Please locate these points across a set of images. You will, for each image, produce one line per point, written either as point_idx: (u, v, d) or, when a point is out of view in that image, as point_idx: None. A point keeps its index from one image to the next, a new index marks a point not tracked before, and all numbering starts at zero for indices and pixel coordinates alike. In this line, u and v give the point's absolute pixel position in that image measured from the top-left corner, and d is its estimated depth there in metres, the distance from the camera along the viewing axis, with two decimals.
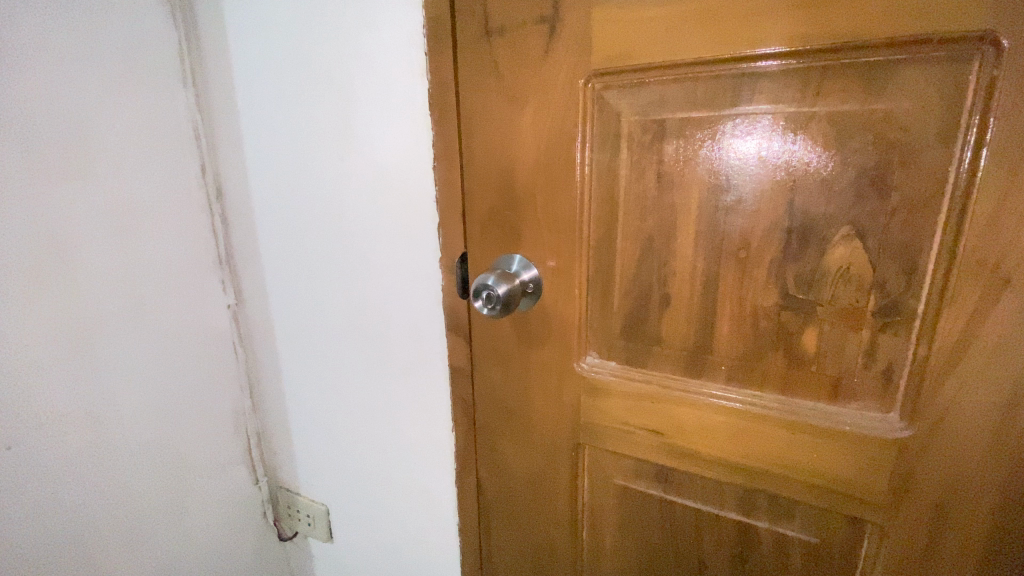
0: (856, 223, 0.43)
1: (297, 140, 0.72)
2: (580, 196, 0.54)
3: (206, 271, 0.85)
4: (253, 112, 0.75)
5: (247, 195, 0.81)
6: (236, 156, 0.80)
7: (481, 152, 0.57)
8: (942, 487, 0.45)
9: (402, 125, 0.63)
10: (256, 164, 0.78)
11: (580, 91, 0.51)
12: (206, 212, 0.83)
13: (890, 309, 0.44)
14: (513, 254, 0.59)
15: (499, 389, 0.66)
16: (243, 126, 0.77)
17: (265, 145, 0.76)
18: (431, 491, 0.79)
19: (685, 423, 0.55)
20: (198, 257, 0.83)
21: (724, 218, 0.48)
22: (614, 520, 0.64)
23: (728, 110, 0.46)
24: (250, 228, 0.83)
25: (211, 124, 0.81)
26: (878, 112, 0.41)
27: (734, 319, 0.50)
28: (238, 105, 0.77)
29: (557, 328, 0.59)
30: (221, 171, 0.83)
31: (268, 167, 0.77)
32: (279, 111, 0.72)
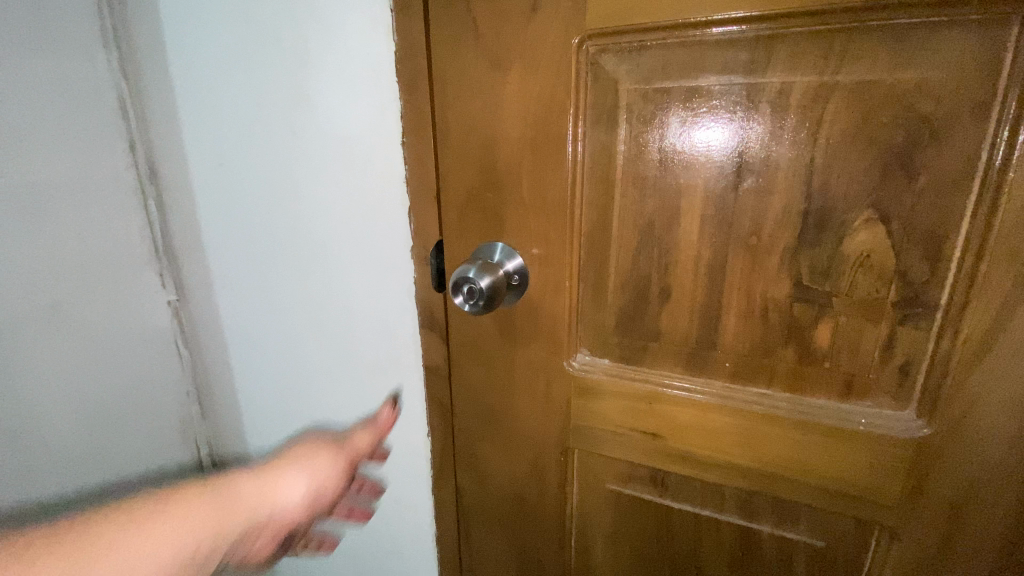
0: (879, 206, 0.39)
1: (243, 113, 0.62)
2: (572, 177, 0.48)
3: (140, 262, 0.73)
4: (190, 79, 0.65)
5: (187, 177, 0.71)
6: (172, 131, 0.69)
7: (457, 127, 0.50)
8: (960, 488, 0.42)
9: (366, 95, 0.54)
10: (195, 140, 0.68)
11: (573, 54, 0.44)
12: (137, 196, 0.71)
13: (912, 301, 0.40)
14: (495, 240, 0.53)
15: (480, 390, 0.60)
16: (180, 98, 0.67)
17: (206, 118, 0.66)
18: (406, 500, 0.72)
19: (684, 423, 0.51)
20: (130, 247, 0.72)
21: (735, 202, 0.43)
22: (606, 527, 0.60)
23: (740, 80, 0.41)
24: (191, 215, 0.73)
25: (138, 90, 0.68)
26: (908, 82, 0.36)
27: (742, 312, 0.46)
28: (173, 71, 0.66)
29: (545, 323, 0.53)
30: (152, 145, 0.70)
31: (212, 144, 0.67)
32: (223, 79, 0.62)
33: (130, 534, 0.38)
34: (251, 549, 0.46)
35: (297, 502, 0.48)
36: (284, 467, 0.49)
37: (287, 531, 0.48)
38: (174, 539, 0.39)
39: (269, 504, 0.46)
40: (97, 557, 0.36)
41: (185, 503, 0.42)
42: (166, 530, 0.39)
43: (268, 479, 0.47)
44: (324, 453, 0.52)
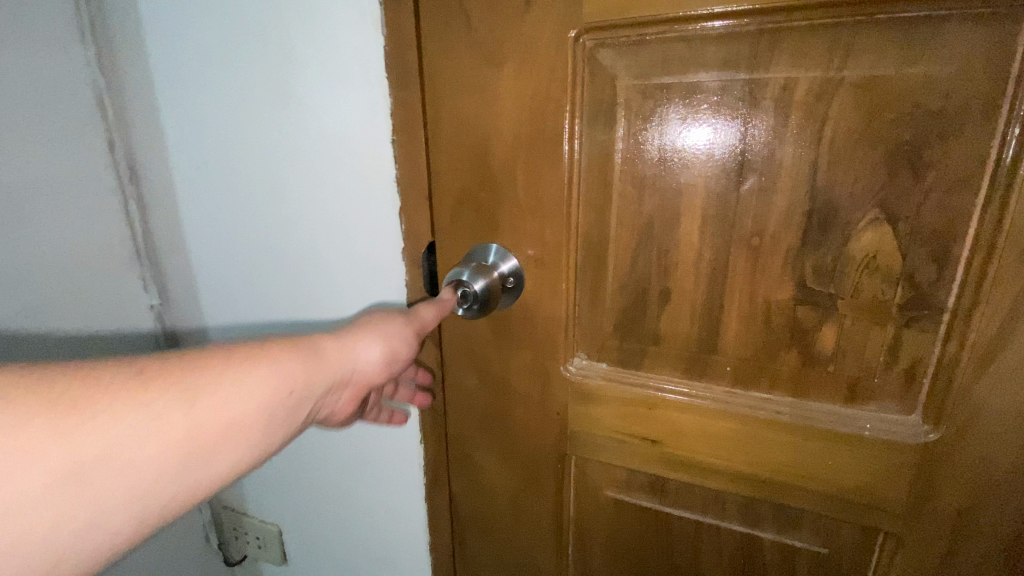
0: (885, 206, 0.38)
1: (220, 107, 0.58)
2: (568, 176, 0.46)
3: (122, 267, 0.68)
4: None
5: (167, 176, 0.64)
6: (150, 125, 0.63)
7: (449, 124, 0.49)
8: (966, 494, 0.41)
9: (356, 91, 0.51)
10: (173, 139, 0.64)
11: (569, 48, 0.43)
12: (117, 196, 0.66)
13: (918, 303, 0.39)
14: (489, 242, 0.51)
15: (474, 395, 0.58)
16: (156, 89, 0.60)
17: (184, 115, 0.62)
18: (398, 508, 0.70)
19: (684, 429, 0.50)
20: (110, 251, 0.67)
21: (738, 201, 0.42)
22: (604, 535, 0.58)
23: (743, 76, 0.39)
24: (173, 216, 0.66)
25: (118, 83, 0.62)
26: (916, 77, 0.35)
27: (743, 315, 0.45)
28: (149, 60, 0.60)
29: (541, 326, 0.52)
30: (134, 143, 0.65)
31: (186, 142, 0.61)
32: (198, 71, 0.57)
33: (228, 373, 0.36)
34: (338, 405, 0.45)
35: (374, 361, 0.45)
36: (359, 329, 0.45)
37: (367, 387, 0.45)
38: (261, 384, 0.37)
39: (345, 364, 0.43)
40: (196, 390, 0.35)
41: (267, 351, 0.39)
42: (257, 376, 0.37)
43: (346, 338, 0.44)
44: (394, 319, 0.47)
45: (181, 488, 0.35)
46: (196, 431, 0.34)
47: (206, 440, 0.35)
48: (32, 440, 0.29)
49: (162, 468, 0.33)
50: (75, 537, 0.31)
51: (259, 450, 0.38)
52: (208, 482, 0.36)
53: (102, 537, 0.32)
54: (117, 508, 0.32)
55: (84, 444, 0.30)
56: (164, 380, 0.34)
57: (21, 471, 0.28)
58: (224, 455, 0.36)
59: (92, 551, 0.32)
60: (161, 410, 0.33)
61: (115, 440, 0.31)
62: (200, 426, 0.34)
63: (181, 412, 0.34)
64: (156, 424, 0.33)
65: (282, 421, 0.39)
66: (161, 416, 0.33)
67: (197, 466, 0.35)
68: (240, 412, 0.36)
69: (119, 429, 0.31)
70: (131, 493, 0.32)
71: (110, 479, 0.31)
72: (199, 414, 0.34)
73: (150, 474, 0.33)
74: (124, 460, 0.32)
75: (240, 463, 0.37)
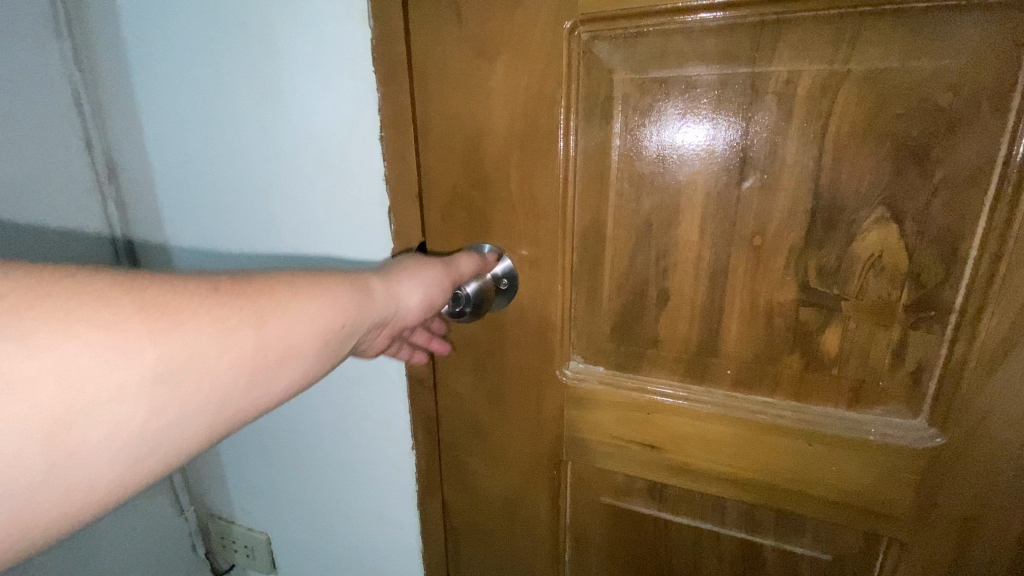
0: (891, 204, 0.37)
1: (201, 103, 0.55)
2: (563, 174, 0.45)
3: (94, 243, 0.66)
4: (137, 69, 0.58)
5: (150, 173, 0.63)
6: (129, 121, 0.61)
7: (439, 121, 0.47)
8: (973, 499, 0.40)
9: (341, 86, 0.48)
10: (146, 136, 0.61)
11: (564, 41, 0.41)
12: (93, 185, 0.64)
13: (925, 304, 0.38)
14: (481, 242, 0.49)
15: (468, 400, 0.56)
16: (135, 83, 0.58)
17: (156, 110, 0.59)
18: (388, 518, 0.68)
19: (683, 434, 0.48)
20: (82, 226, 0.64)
21: (739, 199, 0.40)
22: (601, 541, 0.57)
23: (744, 70, 0.38)
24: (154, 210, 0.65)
25: (94, 76, 0.60)
26: (924, 71, 0.34)
27: (744, 316, 0.43)
28: (127, 52, 0.57)
29: (536, 329, 0.50)
30: (110, 136, 0.63)
31: (169, 138, 0.59)
32: (176, 66, 0.55)
33: (293, 297, 0.37)
34: (374, 339, 0.45)
35: (415, 306, 0.44)
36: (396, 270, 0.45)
37: (403, 327, 0.46)
38: (317, 311, 0.38)
39: (392, 306, 0.43)
40: (267, 308, 0.35)
41: (322, 283, 0.39)
42: (315, 304, 0.38)
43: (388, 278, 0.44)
44: (433, 266, 0.46)
45: (242, 405, 0.35)
46: (266, 347, 0.35)
47: (269, 361, 0.35)
48: (108, 340, 0.29)
49: (236, 379, 0.34)
50: (146, 441, 0.31)
51: (314, 376, 0.39)
52: (266, 402, 0.37)
53: (176, 439, 0.32)
54: (186, 418, 0.32)
55: (163, 352, 0.30)
56: (234, 299, 0.34)
57: (102, 369, 0.29)
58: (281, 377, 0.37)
59: (161, 457, 0.32)
60: (238, 326, 0.34)
61: (200, 346, 0.32)
62: (264, 347, 0.35)
63: (249, 332, 0.34)
64: (227, 341, 0.33)
65: (333, 351, 0.40)
66: (232, 333, 0.33)
67: (260, 384, 0.35)
68: (301, 337, 0.37)
69: (200, 341, 0.32)
70: (198, 404, 0.33)
71: (182, 388, 0.32)
72: (270, 331, 0.35)
73: (219, 386, 0.33)
74: (197, 370, 0.32)
75: (293, 386, 0.38)
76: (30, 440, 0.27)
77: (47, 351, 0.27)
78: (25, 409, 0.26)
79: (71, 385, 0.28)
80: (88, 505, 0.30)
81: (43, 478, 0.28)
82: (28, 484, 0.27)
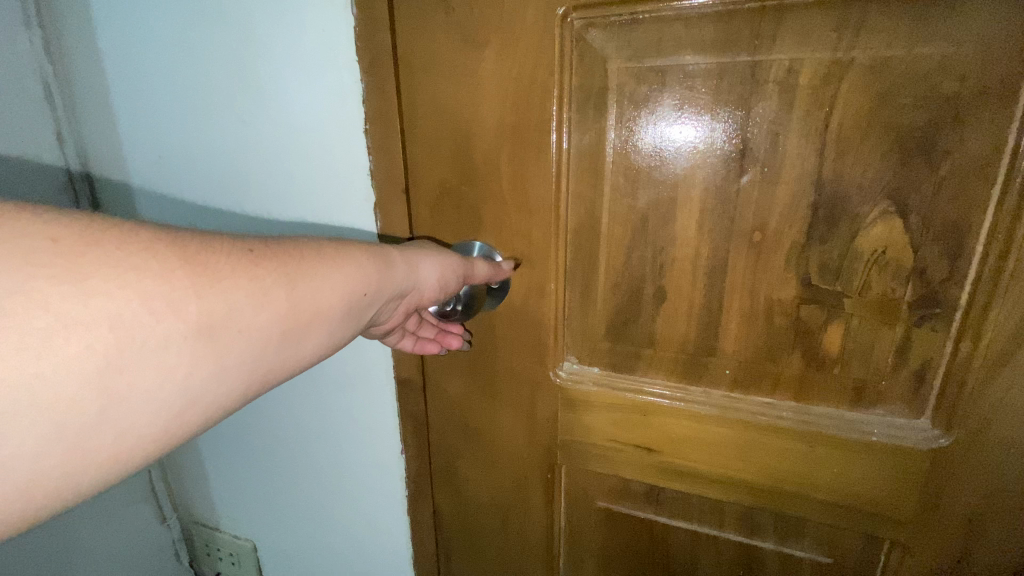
0: (895, 198, 0.36)
1: (176, 94, 0.53)
2: (556, 168, 0.43)
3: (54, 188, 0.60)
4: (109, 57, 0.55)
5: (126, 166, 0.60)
6: (103, 110, 0.58)
7: (426, 113, 0.45)
8: (978, 501, 0.39)
9: (323, 77, 0.46)
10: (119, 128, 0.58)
11: (556, 28, 0.39)
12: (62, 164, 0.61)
13: (930, 301, 0.37)
14: (472, 239, 0.47)
15: (458, 402, 0.54)
16: (109, 71, 0.55)
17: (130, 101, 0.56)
18: (377, 524, 0.66)
19: (680, 436, 0.47)
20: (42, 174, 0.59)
21: (738, 193, 0.39)
22: (597, 546, 0.55)
23: (744, 58, 0.36)
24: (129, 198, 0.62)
25: (64, 61, 0.57)
26: (931, 59, 0.33)
27: (744, 315, 0.42)
28: (100, 38, 0.54)
29: (529, 329, 0.49)
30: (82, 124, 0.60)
31: (143, 131, 0.56)
32: (152, 54, 0.52)
33: (322, 264, 0.35)
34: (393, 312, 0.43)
35: (433, 282, 0.42)
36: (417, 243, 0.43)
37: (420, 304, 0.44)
38: (344, 279, 0.36)
39: (411, 279, 0.41)
40: (298, 272, 0.34)
41: (347, 251, 0.37)
42: (342, 272, 0.36)
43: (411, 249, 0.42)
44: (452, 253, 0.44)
45: (271, 368, 0.34)
46: (295, 312, 0.34)
47: (299, 324, 0.34)
48: (155, 290, 0.28)
49: (266, 343, 0.33)
50: (181, 399, 0.30)
51: (339, 343, 0.38)
52: (292, 367, 0.35)
53: (207, 401, 0.31)
54: (219, 376, 0.31)
55: (206, 305, 0.29)
56: (271, 259, 0.33)
57: (148, 318, 0.27)
58: (308, 341, 0.35)
59: (194, 417, 0.31)
60: (270, 288, 0.32)
61: (235, 304, 0.31)
62: (295, 309, 0.33)
63: (282, 293, 0.33)
64: (261, 300, 0.32)
65: (357, 320, 0.38)
66: (266, 293, 0.32)
67: (287, 349, 0.34)
68: (327, 305, 0.35)
69: (235, 300, 0.31)
70: (232, 363, 0.31)
71: (219, 345, 0.30)
72: (300, 296, 0.34)
73: (252, 346, 0.32)
74: (236, 327, 0.31)
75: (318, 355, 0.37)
76: (84, 381, 0.26)
77: (99, 295, 0.26)
78: (76, 353, 0.26)
79: (118, 332, 0.27)
80: (121, 461, 0.29)
81: (82, 430, 0.27)
82: (67, 435, 0.26)
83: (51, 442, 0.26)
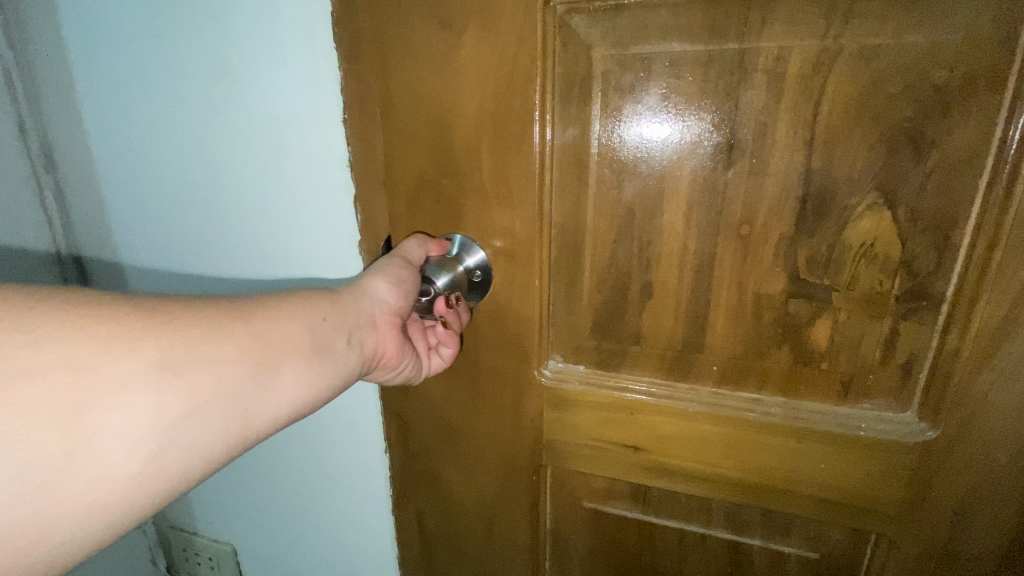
0: (884, 189, 0.35)
1: (138, 72, 0.49)
2: (540, 161, 0.41)
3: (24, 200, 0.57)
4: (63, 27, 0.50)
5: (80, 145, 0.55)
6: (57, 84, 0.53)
7: (402, 102, 0.42)
8: (964, 492, 0.39)
9: (301, 63, 0.44)
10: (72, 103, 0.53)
11: (539, 13, 0.37)
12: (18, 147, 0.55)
13: (917, 293, 0.37)
14: (452, 233, 0.46)
15: (440, 404, 0.53)
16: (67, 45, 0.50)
17: (86, 78, 0.51)
18: (359, 524, 0.64)
19: (666, 434, 0.46)
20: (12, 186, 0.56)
21: (726, 185, 0.38)
22: (584, 546, 0.54)
23: (731, 46, 0.35)
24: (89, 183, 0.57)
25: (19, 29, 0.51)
26: (922, 47, 0.32)
27: (731, 309, 0.41)
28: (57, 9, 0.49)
29: (512, 327, 0.47)
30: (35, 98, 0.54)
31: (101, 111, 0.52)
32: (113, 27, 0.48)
33: (273, 301, 0.37)
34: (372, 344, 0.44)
35: (399, 302, 0.44)
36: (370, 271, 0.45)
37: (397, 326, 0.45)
38: (300, 310, 0.38)
39: (371, 304, 0.43)
40: (250, 307, 0.35)
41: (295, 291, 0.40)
42: (293, 304, 0.38)
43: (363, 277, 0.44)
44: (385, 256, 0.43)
45: (249, 401, 0.34)
46: (257, 342, 0.35)
47: (268, 359, 0.35)
48: (114, 335, 0.29)
49: (236, 375, 0.33)
50: (156, 442, 0.30)
51: (318, 379, 0.38)
52: (271, 400, 0.36)
53: (186, 438, 0.31)
54: (195, 413, 0.31)
55: (164, 344, 0.30)
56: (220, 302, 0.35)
57: (105, 359, 0.28)
58: (282, 373, 0.36)
59: (175, 455, 0.31)
60: (226, 322, 0.33)
61: (194, 339, 0.32)
62: (256, 341, 0.35)
63: (239, 327, 0.34)
64: (219, 334, 0.33)
65: (325, 347, 0.39)
66: (224, 329, 0.33)
67: (261, 379, 0.35)
68: (288, 333, 0.37)
69: (193, 335, 0.32)
70: (205, 403, 0.32)
71: (187, 380, 0.31)
72: (258, 327, 0.35)
73: (222, 378, 0.33)
74: (201, 361, 0.32)
75: (293, 386, 0.37)
76: (52, 426, 0.27)
77: (56, 341, 0.27)
78: (41, 399, 0.26)
79: (78, 376, 0.27)
80: (103, 506, 0.29)
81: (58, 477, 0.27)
82: (38, 483, 0.27)
83: (25, 491, 0.26)
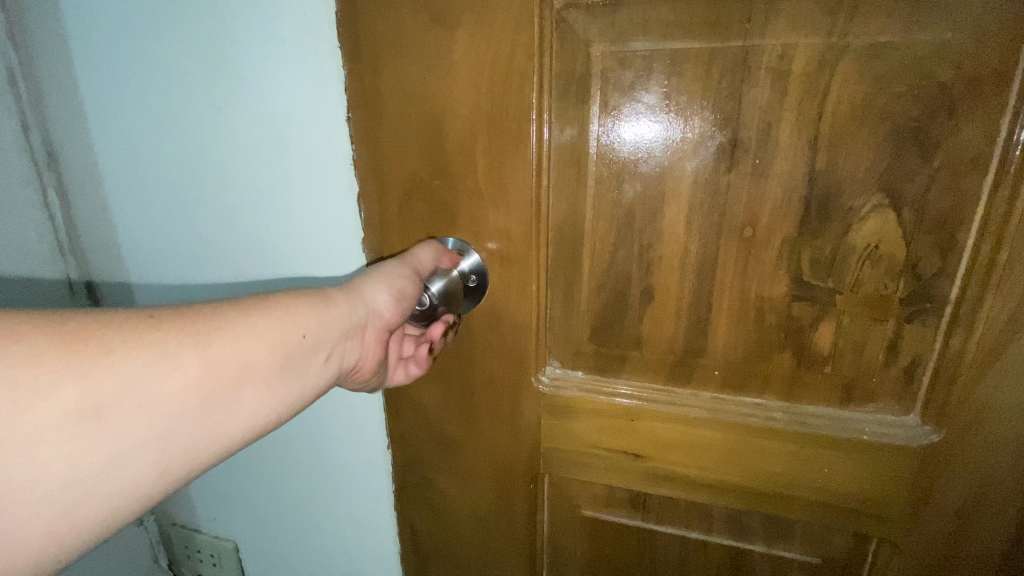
0: (889, 190, 0.34)
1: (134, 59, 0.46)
2: (537, 161, 0.40)
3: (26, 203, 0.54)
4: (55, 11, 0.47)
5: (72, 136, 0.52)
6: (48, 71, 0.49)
7: (391, 100, 0.41)
8: (966, 495, 0.39)
9: (306, 54, 0.41)
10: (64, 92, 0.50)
11: (535, 9, 0.36)
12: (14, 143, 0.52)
13: (922, 295, 0.36)
14: (445, 236, 0.44)
15: (434, 413, 0.51)
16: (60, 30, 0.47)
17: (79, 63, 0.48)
18: (361, 520, 0.61)
19: (668, 440, 0.45)
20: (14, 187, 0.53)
21: (728, 187, 0.37)
22: (583, 555, 0.53)
23: (734, 43, 0.34)
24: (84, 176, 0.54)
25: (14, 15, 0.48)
26: (928, 45, 0.31)
27: (733, 313, 0.40)
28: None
29: (508, 333, 0.46)
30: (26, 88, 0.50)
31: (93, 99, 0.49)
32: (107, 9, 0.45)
33: (239, 319, 0.34)
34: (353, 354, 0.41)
35: (386, 311, 0.41)
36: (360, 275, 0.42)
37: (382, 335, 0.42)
38: (271, 330, 0.35)
39: (358, 313, 0.40)
40: (207, 331, 0.32)
41: (273, 298, 0.36)
42: (263, 323, 0.35)
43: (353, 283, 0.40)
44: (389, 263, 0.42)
45: (196, 434, 0.32)
46: (211, 372, 0.32)
47: (220, 387, 0.32)
48: (27, 375, 0.26)
49: (180, 409, 0.31)
50: (88, 484, 0.28)
51: (278, 405, 0.36)
52: (224, 430, 0.33)
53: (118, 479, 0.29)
54: (127, 453, 0.29)
55: (91, 384, 0.28)
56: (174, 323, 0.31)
57: (16, 406, 0.26)
58: (241, 400, 0.34)
59: (104, 497, 0.29)
60: (173, 353, 0.31)
61: (130, 376, 0.29)
62: (210, 370, 0.32)
63: (192, 355, 0.31)
64: (164, 366, 0.30)
65: (296, 368, 0.37)
66: (172, 359, 0.30)
67: (211, 410, 0.32)
68: (251, 358, 0.34)
69: (129, 371, 0.29)
70: (142, 441, 0.30)
71: (118, 420, 0.29)
72: (214, 355, 0.32)
73: (163, 415, 0.30)
74: (138, 398, 0.29)
75: (251, 413, 0.34)
76: None
77: None
78: None
79: None
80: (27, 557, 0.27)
81: None
82: None
83: None
